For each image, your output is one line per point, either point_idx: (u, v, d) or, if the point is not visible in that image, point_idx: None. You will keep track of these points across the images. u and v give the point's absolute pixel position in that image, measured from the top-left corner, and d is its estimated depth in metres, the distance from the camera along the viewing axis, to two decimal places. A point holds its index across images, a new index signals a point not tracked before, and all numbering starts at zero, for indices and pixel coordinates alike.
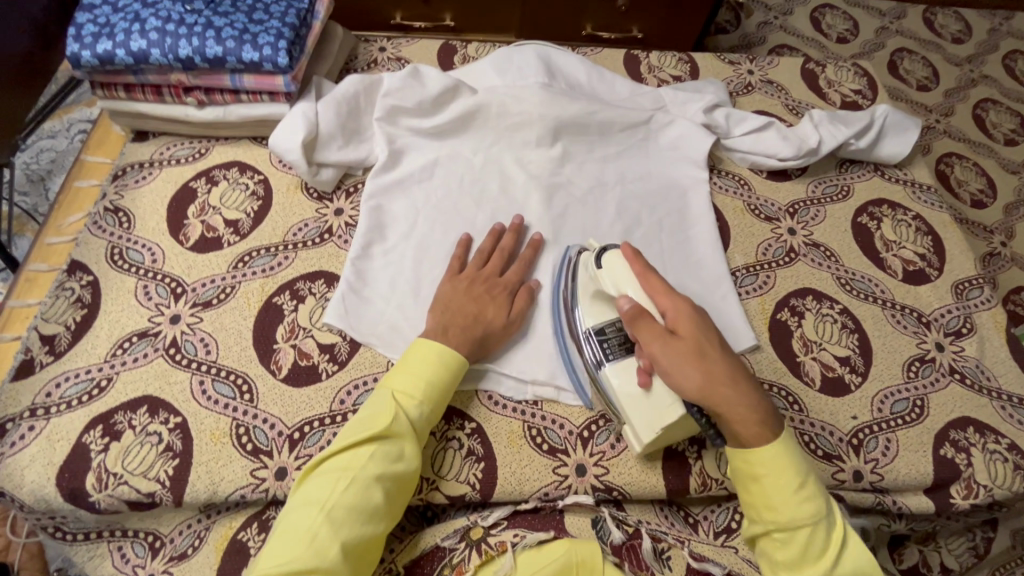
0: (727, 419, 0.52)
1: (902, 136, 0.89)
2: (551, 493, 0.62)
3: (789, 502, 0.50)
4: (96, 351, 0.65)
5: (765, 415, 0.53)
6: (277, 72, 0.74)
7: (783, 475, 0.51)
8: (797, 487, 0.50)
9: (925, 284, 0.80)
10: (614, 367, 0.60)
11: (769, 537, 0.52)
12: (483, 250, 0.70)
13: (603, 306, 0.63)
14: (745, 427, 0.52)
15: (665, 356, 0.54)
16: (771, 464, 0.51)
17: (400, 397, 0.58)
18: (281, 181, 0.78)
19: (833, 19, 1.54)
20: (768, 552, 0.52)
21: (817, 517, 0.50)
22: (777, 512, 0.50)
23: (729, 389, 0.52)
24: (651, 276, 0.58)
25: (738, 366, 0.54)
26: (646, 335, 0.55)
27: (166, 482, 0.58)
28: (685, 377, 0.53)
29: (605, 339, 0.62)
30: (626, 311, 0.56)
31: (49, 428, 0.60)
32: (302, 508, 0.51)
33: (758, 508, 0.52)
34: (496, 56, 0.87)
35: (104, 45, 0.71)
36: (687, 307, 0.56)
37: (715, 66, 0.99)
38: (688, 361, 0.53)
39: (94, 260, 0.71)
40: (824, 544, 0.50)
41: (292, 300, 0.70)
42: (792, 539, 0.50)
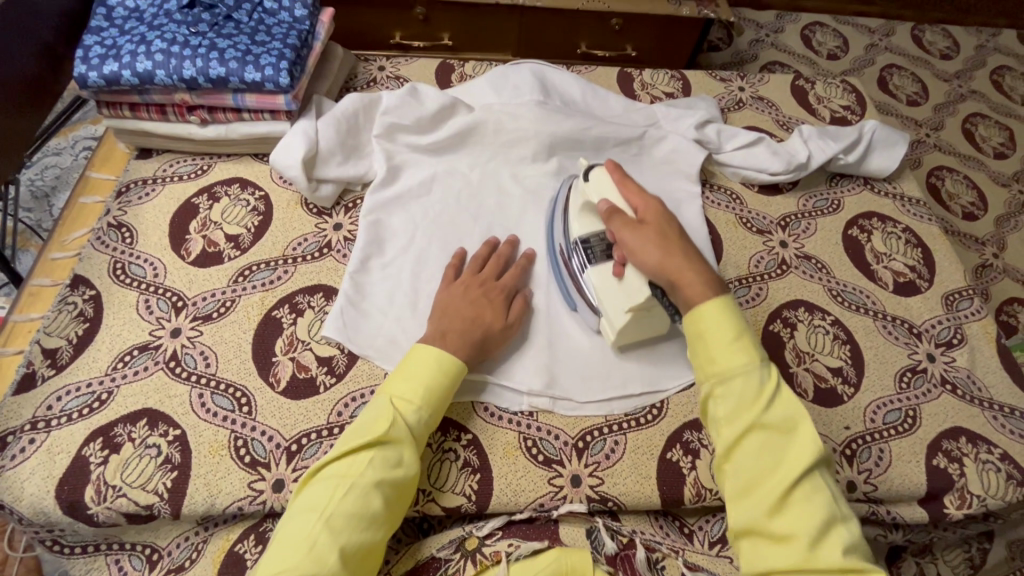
0: (681, 288, 0.58)
1: (890, 151, 0.91)
2: (546, 504, 0.62)
3: (726, 351, 0.54)
4: (98, 365, 0.66)
5: (717, 286, 0.58)
6: (279, 92, 0.76)
7: (723, 328, 0.55)
8: (734, 338, 0.54)
9: (915, 295, 0.81)
10: (593, 269, 0.66)
11: (711, 395, 0.54)
12: (480, 255, 0.72)
13: (590, 219, 0.69)
14: (696, 292, 0.57)
15: (632, 237, 0.61)
16: (709, 317, 0.55)
17: (399, 402, 0.58)
18: (282, 197, 0.80)
19: (824, 36, 1.58)
20: (711, 413, 0.54)
21: (751, 364, 0.53)
22: (715, 363, 0.54)
23: (685, 263, 0.58)
24: (628, 181, 0.65)
25: (698, 251, 0.60)
26: (618, 226, 0.62)
27: (164, 495, 0.59)
28: (648, 254, 0.59)
29: (589, 249, 0.67)
30: (603, 209, 0.64)
31: (50, 441, 0.61)
32: (302, 515, 0.52)
33: (702, 365, 0.55)
34: (493, 75, 0.89)
35: (110, 67, 0.72)
36: (656, 202, 0.63)
37: (707, 83, 1.02)
38: (652, 241, 0.60)
39: (97, 275, 0.72)
40: (757, 390, 0.52)
41: (291, 313, 0.71)
42: (729, 389, 0.53)
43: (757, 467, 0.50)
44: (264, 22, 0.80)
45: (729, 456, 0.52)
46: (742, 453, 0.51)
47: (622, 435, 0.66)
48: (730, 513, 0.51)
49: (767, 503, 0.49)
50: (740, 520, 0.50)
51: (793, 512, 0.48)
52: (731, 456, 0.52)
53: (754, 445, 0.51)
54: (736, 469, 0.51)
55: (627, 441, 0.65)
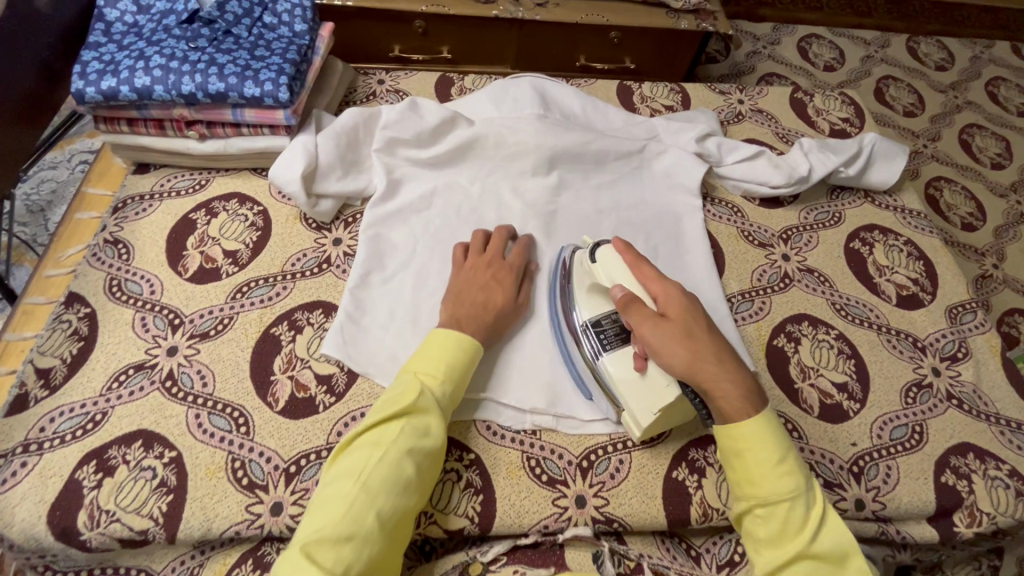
0: (713, 395, 0.55)
1: (890, 164, 0.91)
2: (550, 526, 0.61)
3: (769, 475, 0.52)
4: (92, 385, 0.65)
5: (748, 389, 0.55)
6: (278, 107, 0.76)
7: (765, 448, 0.53)
8: (776, 461, 0.53)
9: (919, 308, 0.81)
10: (611, 357, 0.63)
11: (752, 514, 0.54)
12: (485, 237, 0.72)
13: (598, 298, 0.66)
14: (729, 401, 0.55)
15: (654, 335, 0.57)
16: (752, 436, 0.53)
17: (423, 377, 0.59)
18: (281, 212, 0.79)
19: (820, 48, 1.59)
20: (751, 531, 0.54)
21: (795, 491, 0.52)
22: (758, 486, 0.53)
23: (715, 364, 0.56)
24: (642, 264, 0.63)
25: (723, 347, 0.57)
26: (637, 318, 0.59)
27: (159, 519, 0.58)
28: (673, 354, 0.56)
29: (601, 331, 0.64)
30: (619, 298, 0.61)
31: (42, 464, 0.59)
32: (337, 481, 0.52)
33: (742, 484, 0.54)
34: (492, 88, 0.89)
35: (108, 82, 0.72)
36: (676, 291, 0.60)
37: (707, 96, 1.02)
38: (676, 339, 0.57)
39: (93, 292, 0.71)
40: (803, 518, 0.51)
41: (290, 331, 0.70)
42: (772, 514, 0.52)
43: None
44: (263, 37, 0.80)
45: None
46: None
47: (626, 454, 0.65)
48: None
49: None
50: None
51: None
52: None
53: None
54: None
55: (632, 459, 0.64)
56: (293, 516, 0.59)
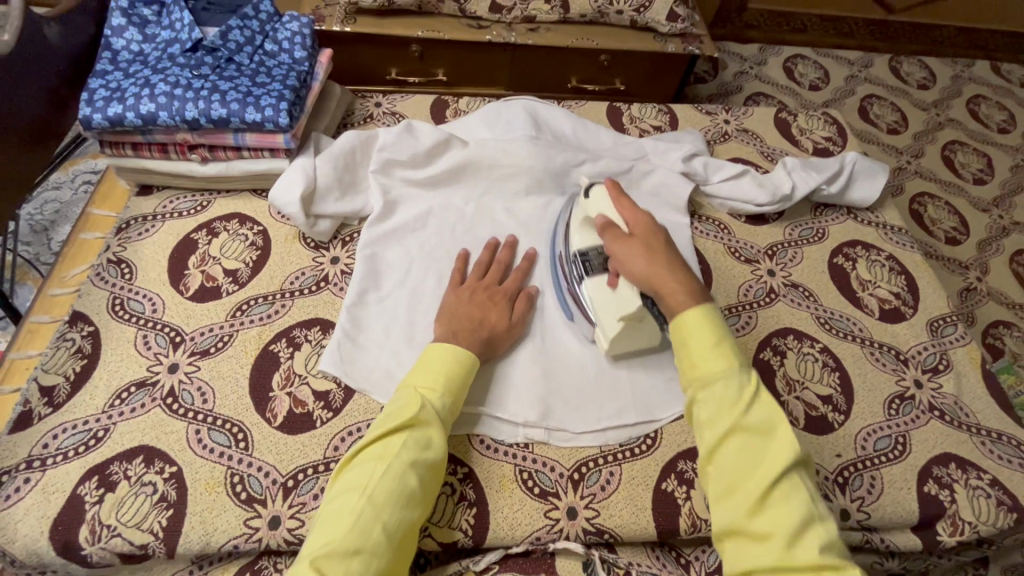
0: (664, 294, 0.63)
1: (871, 182, 0.94)
2: (542, 537, 0.62)
3: (708, 356, 0.57)
4: (95, 402, 0.66)
5: (696, 292, 0.62)
6: (278, 131, 0.78)
7: (705, 333, 0.58)
8: (716, 344, 0.58)
9: (901, 321, 0.83)
10: (590, 282, 0.69)
11: (695, 400, 0.57)
12: (481, 262, 0.75)
13: (588, 233, 0.72)
14: (677, 299, 0.62)
15: (622, 249, 0.66)
16: (691, 326, 0.59)
17: (424, 390, 0.60)
18: (280, 231, 0.82)
19: (805, 68, 1.64)
20: (695, 416, 0.57)
21: (731, 368, 0.56)
22: (698, 367, 0.57)
23: (667, 271, 0.63)
24: (623, 198, 0.71)
25: (680, 261, 0.65)
26: (610, 237, 0.68)
27: (159, 534, 0.59)
28: (634, 264, 0.65)
29: (587, 260, 0.70)
30: (599, 223, 0.69)
31: (45, 481, 0.61)
32: (343, 496, 0.53)
33: (686, 371, 0.59)
34: (486, 111, 0.92)
35: (114, 109, 0.74)
36: (646, 217, 0.68)
37: (694, 116, 1.05)
38: (639, 252, 0.65)
39: (96, 311, 0.73)
40: (738, 392, 0.55)
41: (289, 347, 0.72)
42: (712, 393, 0.56)
43: (737, 468, 0.52)
44: (264, 64, 0.83)
45: (711, 458, 0.54)
46: (724, 455, 0.53)
47: (617, 466, 0.66)
48: (713, 515, 0.53)
49: (748, 502, 0.51)
50: (722, 520, 0.52)
51: (773, 509, 0.50)
52: (714, 460, 0.54)
53: (735, 447, 0.53)
54: (718, 472, 0.53)
55: (622, 471, 0.66)
56: (290, 530, 0.60)
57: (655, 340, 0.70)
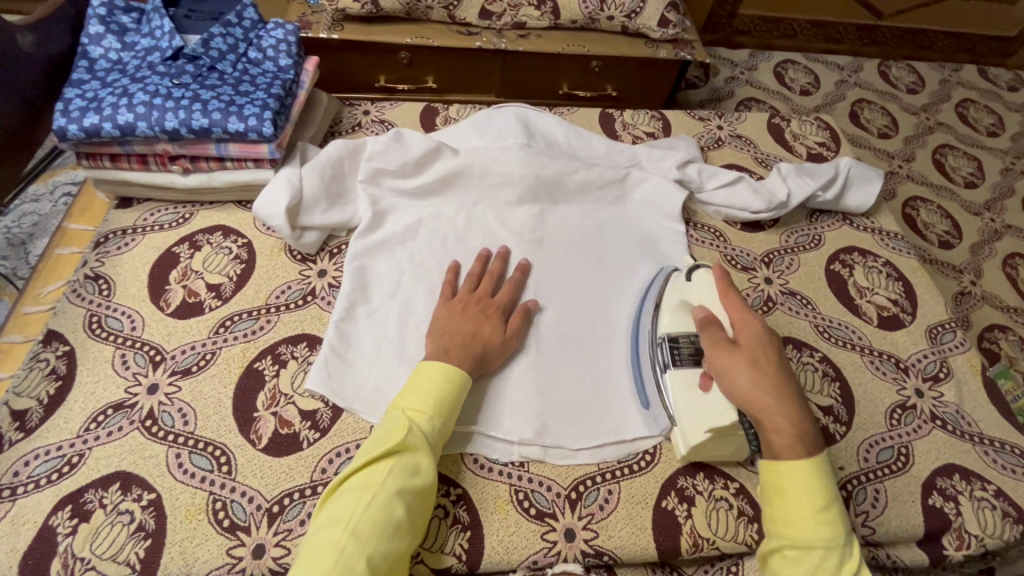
0: (766, 426, 0.58)
1: (866, 187, 0.94)
2: (540, 561, 0.60)
3: (807, 519, 0.54)
4: (69, 426, 0.63)
5: (804, 433, 0.57)
6: (262, 141, 0.76)
7: (810, 492, 0.55)
8: (819, 508, 0.54)
9: (899, 329, 0.82)
10: (677, 373, 0.65)
11: (781, 553, 0.55)
12: (473, 273, 0.73)
13: (681, 315, 0.69)
14: (783, 438, 0.57)
15: (725, 359, 0.61)
16: (797, 483, 0.55)
17: (411, 413, 0.58)
18: (265, 244, 0.79)
19: (795, 73, 1.64)
20: (778, 570, 0.54)
21: (832, 540, 0.53)
22: (794, 526, 0.54)
23: (774, 398, 0.58)
24: (733, 293, 0.66)
25: (787, 384, 0.60)
26: (712, 341, 0.62)
27: (136, 566, 0.56)
28: (736, 379, 0.59)
29: (676, 348, 0.67)
30: (699, 316, 0.64)
31: (14, 511, 0.58)
32: (327, 527, 0.51)
33: (778, 521, 0.55)
34: (476, 120, 0.91)
35: (91, 119, 0.71)
36: (755, 323, 0.62)
37: (687, 122, 1.04)
38: (743, 365, 0.60)
39: (72, 329, 0.70)
40: (835, 567, 0.52)
41: (274, 365, 0.69)
42: (805, 557, 0.53)
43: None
44: (248, 72, 0.81)
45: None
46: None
47: (615, 484, 0.64)
48: None
49: None
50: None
51: None
52: None
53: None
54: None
55: (621, 489, 0.64)
56: (275, 559, 0.57)
57: (743, 453, 0.64)
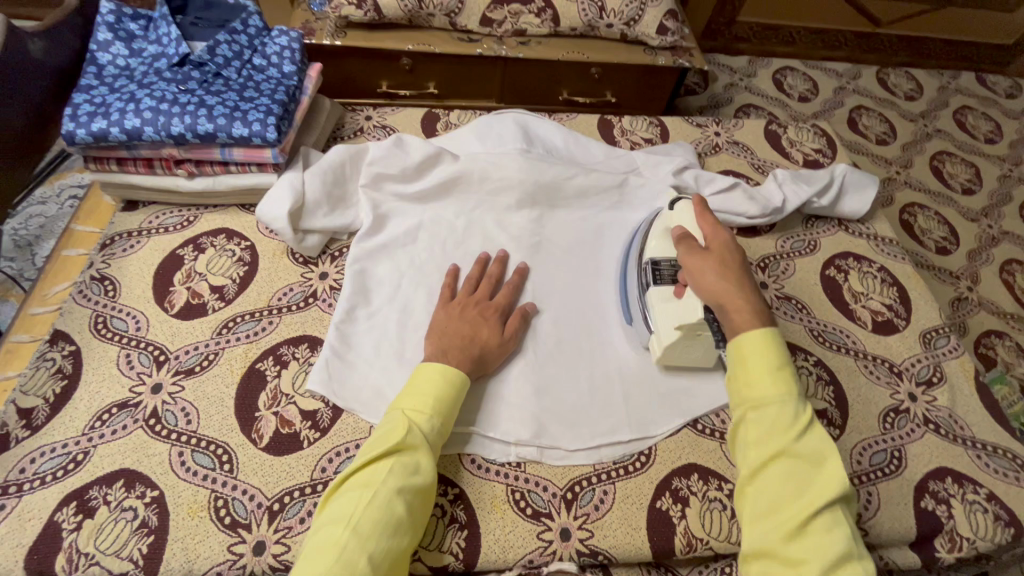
0: (728, 310, 0.61)
1: (861, 194, 0.95)
2: (535, 560, 0.61)
3: (765, 378, 0.56)
4: (74, 424, 0.64)
5: (766, 316, 0.60)
6: (266, 146, 0.77)
7: (767, 356, 0.57)
8: (775, 367, 0.56)
9: (894, 334, 0.83)
10: (656, 289, 0.69)
11: (744, 418, 0.57)
12: (472, 277, 0.74)
13: (665, 243, 0.72)
14: (742, 317, 0.60)
15: (694, 260, 0.65)
16: (753, 348, 0.57)
17: (411, 413, 0.59)
18: (268, 246, 0.81)
19: (794, 80, 1.66)
20: (742, 433, 0.56)
21: (788, 395, 0.55)
22: (752, 387, 0.56)
23: (737, 286, 0.62)
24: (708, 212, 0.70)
25: (753, 282, 0.63)
26: (685, 248, 0.67)
27: (139, 562, 0.57)
28: (704, 276, 0.64)
29: (657, 270, 0.71)
30: (677, 233, 0.70)
31: (21, 507, 0.59)
32: (328, 526, 0.52)
33: (739, 389, 0.57)
34: (476, 125, 0.92)
35: (99, 124, 0.73)
36: (724, 232, 0.67)
37: (684, 128, 1.06)
38: (710, 263, 0.64)
39: (78, 329, 0.72)
40: (791, 420, 0.54)
41: (275, 366, 0.70)
42: (764, 415, 0.55)
43: (781, 492, 0.52)
44: (253, 78, 0.82)
45: (754, 481, 0.54)
46: (768, 478, 0.53)
47: (611, 484, 0.65)
48: (748, 534, 0.52)
49: (787, 527, 0.50)
50: (757, 540, 0.51)
51: (811, 540, 0.49)
52: (754, 483, 0.54)
53: (779, 472, 0.52)
54: (760, 491, 0.53)
55: (617, 490, 0.65)
56: (275, 556, 0.58)
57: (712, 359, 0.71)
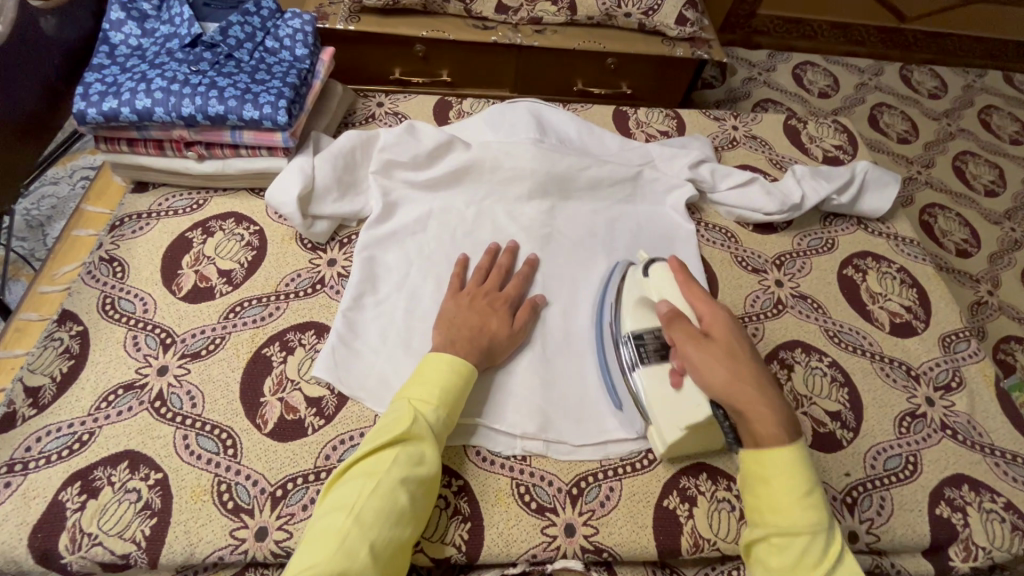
0: (748, 416, 0.56)
1: (882, 191, 0.92)
2: (539, 555, 0.60)
3: (794, 505, 0.52)
4: (80, 404, 0.64)
5: (786, 421, 0.56)
6: (277, 129, 0.77)
7: (794, 479, 0.53)
8: (804, 492, 0.52)
9: (912, 336, 0.81)
10: (646, 371, 0.64)
11: (767, 542, 0.53)
12: (482, 267, 0.73)
13: (643, 312, 0.68)
14: (767, 426, 0.55)
15: (697, 352, 0.59)
16: (782, 470, 0.53)
17: (417, 403, 0.58)
18: (277, 231, 0.80)
19: (814, 76, 1.62)
20: (764, 558, 0.53)
21: (817, 526, 0.51)
22: (779, 513, 0.52)
23: (753, 387, 0.57)
24: (694, 285, 0.65)
25: (764, 374, 0.58)
26: (681, 333, 0.61)
27: (141, 543, 0.57)
28: (713, 372, 0.57)
29: (642, 344, 0.66)
30: (665, 313, 0.63)
31: (26, 485, 0.59)
32: (331, 513, 0.51)
33: (763, 511, 0.53)
34: (490, 113, 0.91)
35: (110, 104, 0.72)
36: (723, 314, 0.62)
37: (701, 121, 1.03)
38: (719, 357, 0.58)
39: (86, 310, 0.71)
40: (821, 552, 0.50)
41: (282, 351, 0.70)
42: (789, 544, 0.51)
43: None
44: (265, 61, 0.81)
45: None
46: None
47: (617, 481, 0.64)
48: None
49: None
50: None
51: None
52: None
53: None
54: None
55: (623, 486, 0.64)
56: (277, 542, 0.58)
57: (715, 444, 0.64)
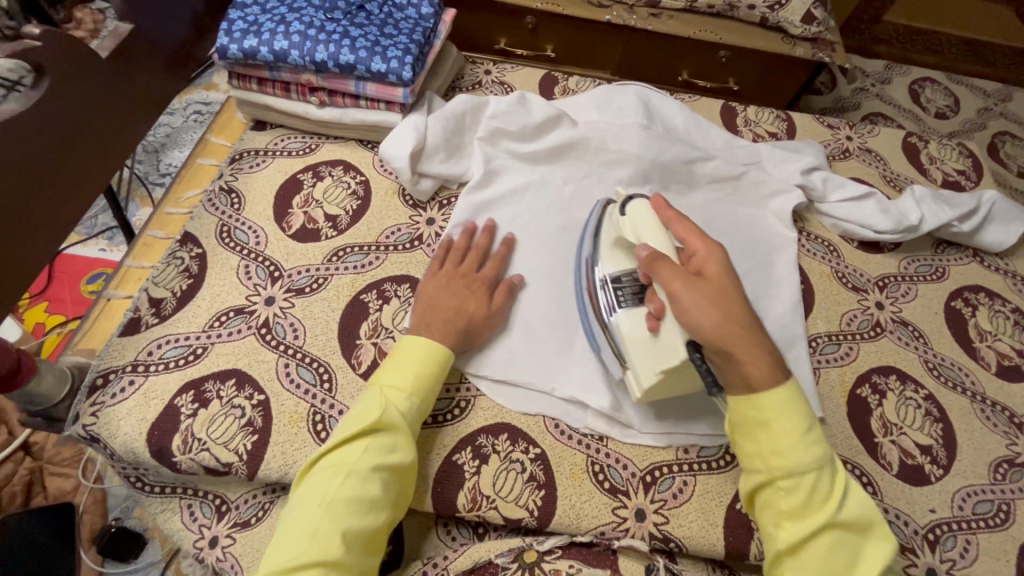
0: (738, 357, 0.50)
1: (1007, 226, 0.86)
2: (607, 532, 0.61)
3: (796, 443, 0.49)
4: (197, 321, 0.69)
5: (777, 361, 0.51)
6: (399, 85, 0.78)
7: (791, 416, 0.50)
8: (804, 429, 0.49)
9: (1020, 381, 0.76)
10: (624, 312, 0.63)
11: (773, 485, 0.50)
12: (459, 248, 0.72)
13: (620, 257, 0.67)
14: (760, 370, 0.50)
15: (687, 292, 0.53)
16: (779, 405, 0.50)
17: (388, 391, 0.58)
18: (381, 184, 0.83)
19: (934, 93, 1.51)
20: (772, 501, 0.51)
21: (821, 460, 0.49)
22: (781, 453, 0.49)
23: (744, 328, 0.51)
24: (677, 219, 0.60)
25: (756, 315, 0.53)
26: (666, 271, 0.54)
27: (243, 456, 0.61)
28: (703, 314, 0.51)
29: (619, 287, 0.65)
30: (644, 256, 0.57)
31: (147, 385, 0.64)
32: (301, 505, 0.51)
33: (765, 454, 0.50)
34: (598, 93, 0.89)
35: (250, 42, 0.76)
36: (717, 252, 0.56)
37: (814, 127, 0.99)
38: (710, 298, 0.52)
39: (205, 234, 0.76)
40: (829, 486, 0.49)
41: (378, 300, 0.73)
42: (797, 484, 0.49)
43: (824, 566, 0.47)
44: (392, 16, 0.83)
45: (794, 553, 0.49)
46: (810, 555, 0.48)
47: (691, 476, 0.64)
48: None
49: None
50: None
51: None
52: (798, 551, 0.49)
53: (827, 543, 0.48)
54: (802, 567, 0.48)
55: (697, 483, 0.64)
56: None
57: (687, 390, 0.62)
